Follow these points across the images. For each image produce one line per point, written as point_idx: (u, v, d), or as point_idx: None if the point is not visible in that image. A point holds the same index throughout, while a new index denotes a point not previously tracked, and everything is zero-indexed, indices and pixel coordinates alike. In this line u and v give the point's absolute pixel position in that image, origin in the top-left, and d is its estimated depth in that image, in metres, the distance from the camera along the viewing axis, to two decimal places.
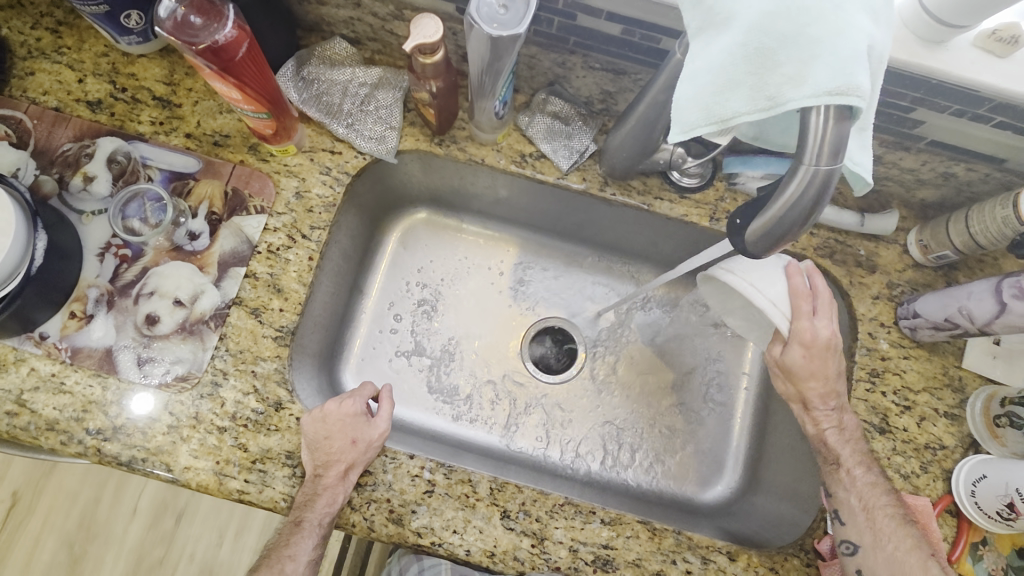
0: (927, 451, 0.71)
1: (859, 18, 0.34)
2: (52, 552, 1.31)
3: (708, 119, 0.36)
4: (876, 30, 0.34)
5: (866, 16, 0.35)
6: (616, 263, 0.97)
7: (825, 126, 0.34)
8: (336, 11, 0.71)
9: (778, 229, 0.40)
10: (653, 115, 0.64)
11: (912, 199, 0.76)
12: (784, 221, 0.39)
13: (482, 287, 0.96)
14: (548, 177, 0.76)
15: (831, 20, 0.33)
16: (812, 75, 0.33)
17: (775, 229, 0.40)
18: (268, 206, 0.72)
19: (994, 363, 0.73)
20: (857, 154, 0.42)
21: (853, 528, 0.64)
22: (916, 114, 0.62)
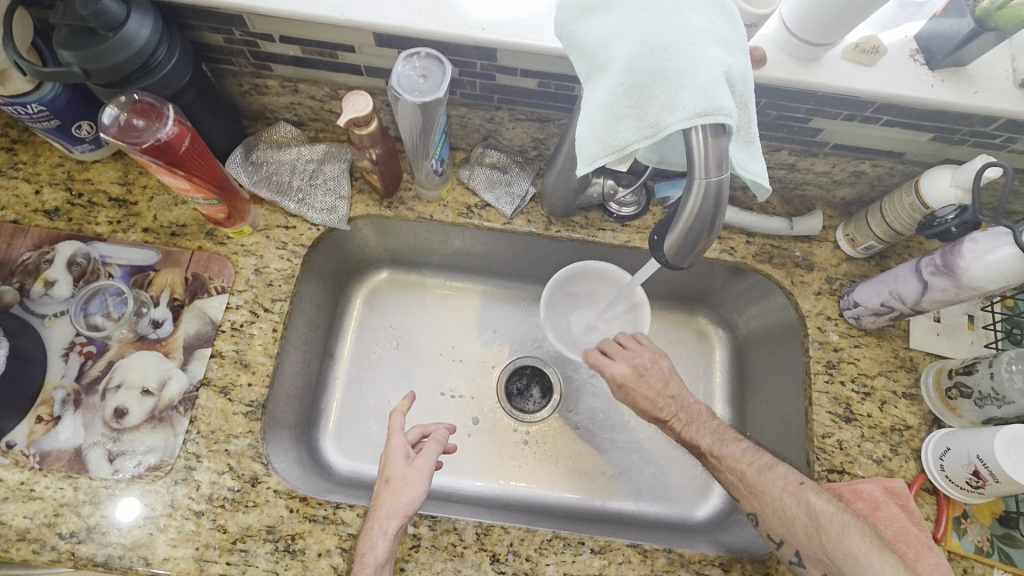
0: (894, 433, 0.73)
1: (712, 50, 0.39)
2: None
3: (606, 149, 0.41)
4: (727, 59, 0.40)
5: (720, 48, 0.41)
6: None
7: (705, 142, 0.39)
8: (277, 98, 0.77)
9: (689, 239, 0.43)
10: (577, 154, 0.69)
11: (834, 199, 0.82)
12: (693, 232, 0.43)
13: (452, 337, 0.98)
14: (495, 224, 0.80)
15: (687, 58, 0.39)
16: (681, 101, 0.38)
17: (686, 240, 0.43)
18: (228, 285, 0.75)
19: (938, 339, 0.77)
20: (750, 164, 0.44)
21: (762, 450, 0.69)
22: (813, 124, 0.68)
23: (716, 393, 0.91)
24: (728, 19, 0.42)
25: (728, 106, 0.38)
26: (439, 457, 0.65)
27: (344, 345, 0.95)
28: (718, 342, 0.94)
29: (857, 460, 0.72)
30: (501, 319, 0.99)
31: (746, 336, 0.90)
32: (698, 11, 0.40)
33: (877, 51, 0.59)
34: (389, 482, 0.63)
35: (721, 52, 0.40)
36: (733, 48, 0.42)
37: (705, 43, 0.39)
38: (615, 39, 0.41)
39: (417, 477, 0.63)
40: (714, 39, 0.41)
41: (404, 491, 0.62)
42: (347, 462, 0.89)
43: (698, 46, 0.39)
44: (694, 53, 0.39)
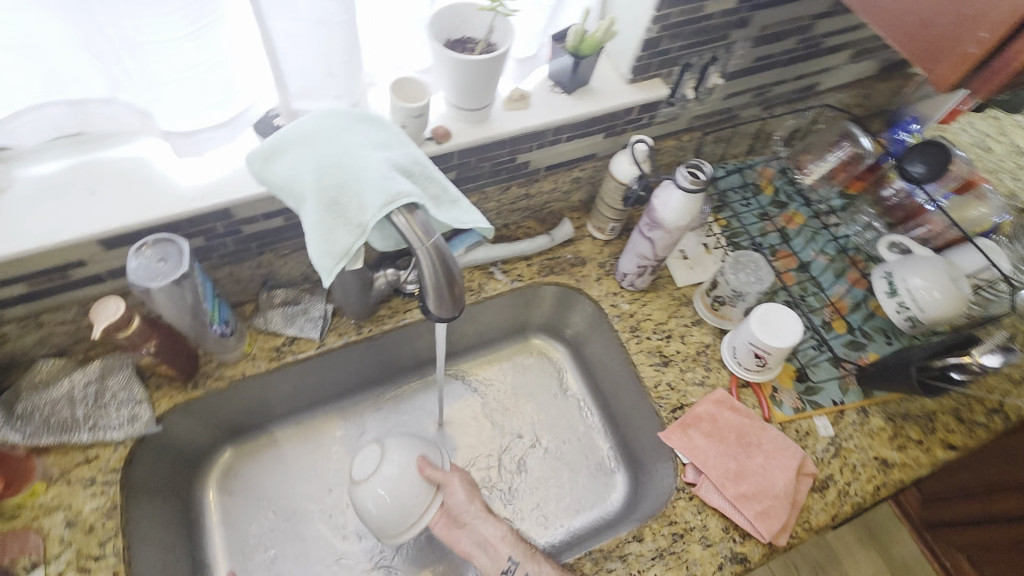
0: (701, 355, 0.88)
1: (373, 152, 0.49)
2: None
3: (334, 258, 0.47)
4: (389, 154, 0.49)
5: (381, 147, 0.50)
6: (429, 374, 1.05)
7: (407, 220, 0.48)
8: (22, 340, 0.71)
9: (444, 290, 0.52)
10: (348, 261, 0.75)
11: (574, 204, 0.99)
12: (441, 285, 0.52)
13: (330, 470, 0.96)
14: (309, 352, 0.82)
15: (359, 167, 0.47)
16: (369, 199, 0.46)
17: (440, 293, 0.53)
18: (41, 556, 0.66)
19: (693, 270, 0.96)
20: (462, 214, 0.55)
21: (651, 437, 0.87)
22: (519, 159, 0.84)
23: (577, 391, 1.06)
24: (378, 123, 0.52)
25: (407, 188, 0.48)
26: None
27: (219, 541, 0.87)
28: (558, 350, 1.09)
29: (687, 390, 0.85)
30: (368, 430, 1.00)
31: (575, 335, 1.06)
32: (355, 129, 0.50)
33: (523, 99, 0.75)
34: None
35: (385, 152, 0.50)
36: (393, 143, 0.52)
37: (368, 151, 0.49)
38: (298, 171, 0.48)
39: None
40: (373, 142, 0.50)
41: None
42: None
43: (363, 154, 0.48)
44: (361, 162, 0.48)
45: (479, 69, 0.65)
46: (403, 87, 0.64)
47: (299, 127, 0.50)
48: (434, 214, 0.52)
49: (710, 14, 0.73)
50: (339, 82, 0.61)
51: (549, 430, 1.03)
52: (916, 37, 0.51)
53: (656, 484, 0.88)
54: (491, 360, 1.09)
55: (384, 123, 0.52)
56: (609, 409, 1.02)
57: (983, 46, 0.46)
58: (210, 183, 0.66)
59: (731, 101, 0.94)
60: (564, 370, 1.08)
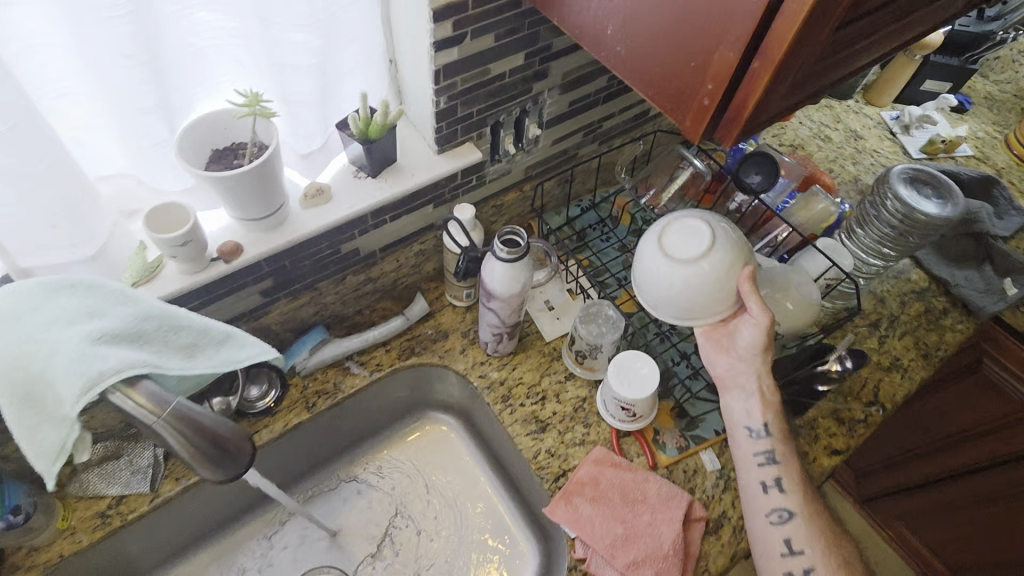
0: (579, 412, 0.84)
1: (65, 331, 0.43)
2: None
3: (50, 457, 0.43)
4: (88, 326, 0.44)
5: (80, 318, 0.44)
6: (312, 481, 0.96)
7: (127, 398, 0.43)
8: None
9: (210, 452, 0.46)
10: None
11: (427, 274, 0.94)
12: (206, 447, 0.46)
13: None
14: (140, 509, 0.72)
15: (46, 355, 0.41)
16: (62, 393, 0.41)
17: (208, 455, 0.46)
18: None
19: (561, 320, 0.93)
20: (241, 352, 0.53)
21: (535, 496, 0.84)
22: (345, 248, 0.79)
23: (476, 463, 1.00)
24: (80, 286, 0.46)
25: (112, 367, 0.42)
26: None
27: None
28: (449, 422, 1.03)
29: (569, 454, 0.81)
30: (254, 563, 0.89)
31: (462, 404, 1.00)
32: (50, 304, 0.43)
33: (321, 193, 0.70)
34: None
35: (88, 327, 0.44)
36: (101, 308, 0.46)
37: (60, 333, 0.43)
38: None
39: None
40: (69, 315, 0.44)
41: None
42: None
43: (53, 339, 0.42)
44: (47, 347, 0.42)
45: (247, 178, 0.59)
46: (153, 218, 0.57)
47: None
48: (184, 371, 0.49)
49: (497, 75, 0.71)
50: (67, 232, 0.53)
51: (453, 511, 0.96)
52: (662, 90, 0.49)
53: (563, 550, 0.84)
54: (380, 449, 1.01)
55: (95, 284, 0.46)
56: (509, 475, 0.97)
57: (713, 96, 0.44)
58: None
59: (562, 144, 0.92)
60: (459, 442, 1.01)
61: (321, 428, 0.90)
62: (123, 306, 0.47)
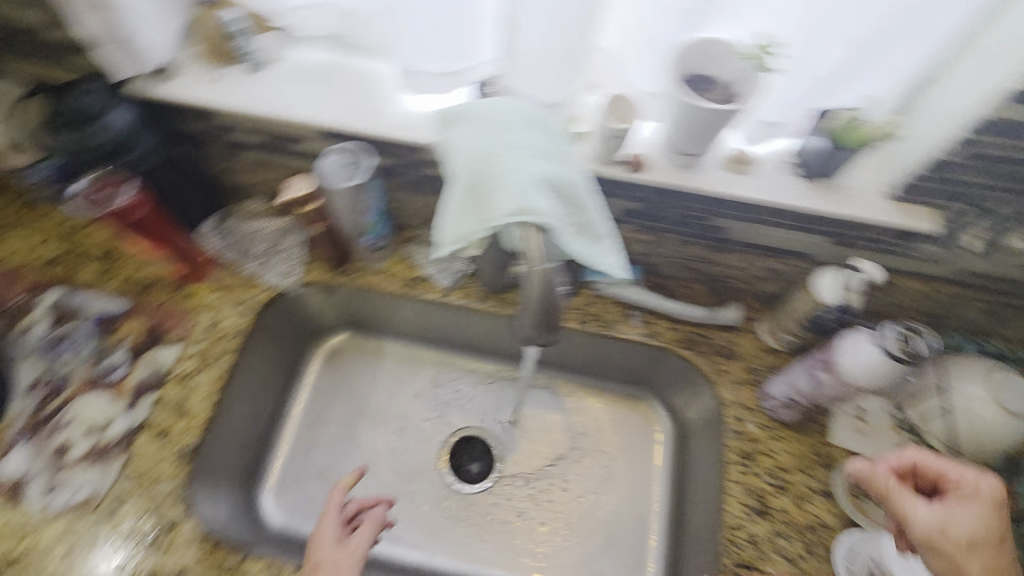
0: (810, 532, 0.73)
1: (525, 162, 0.54)
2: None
3: (456, 238, 0.56)
4: (539, 167, 0.54)
5: (535, 159, 0.55)
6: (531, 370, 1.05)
7: (526, 236, 0.51)
8: (249, 178, 0.87)
9: (545, 314, 0.51)
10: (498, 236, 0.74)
11: (758, 292, 0.86)
12: (547, 309, 0.51)
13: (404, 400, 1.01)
14: (432, 296, 0.86)
15: (503, 169, 0.53)
16: (495, 201, 0.52)
17: (544, 316, 0.51)
18: (185, 336, 0.83)
19: (861, 437, 0.77)
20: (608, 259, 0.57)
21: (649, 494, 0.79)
22: (719, 222, 0.75)
23: (657, 481, 0.94)
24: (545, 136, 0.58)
25: (533, 206, 0.51)
26: (373, 540, 0.69)
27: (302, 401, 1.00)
28: (664, 427, 0.97)
29: (769, 556, 0.71)
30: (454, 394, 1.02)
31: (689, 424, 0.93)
32: (521, 135, 0.56)
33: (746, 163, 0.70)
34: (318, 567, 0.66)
35: (536, 163, 0.54)
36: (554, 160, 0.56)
37: (520, 157, 0.54)
38: (462, 151, 0.57)
39: (348, 560, 0.67)
40: (532, 153, 0.55)
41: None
42: (281, 518, 0.91)
43: (512, 160, 0.54)
44: (509, 164, 0.53)
45: (707, 120, 0.62)
46: (610, 107, 0.67)
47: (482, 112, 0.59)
48: (569, 246, 0.54)
49: None
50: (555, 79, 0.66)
51: (607, 494, 0.94)
52: None
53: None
54: (590, 394, 1.02)
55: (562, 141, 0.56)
56: (679, 518, 0.88)
57: None
58: (428, 120, 0.74)
59: None
60: (658, 452, 0.95)
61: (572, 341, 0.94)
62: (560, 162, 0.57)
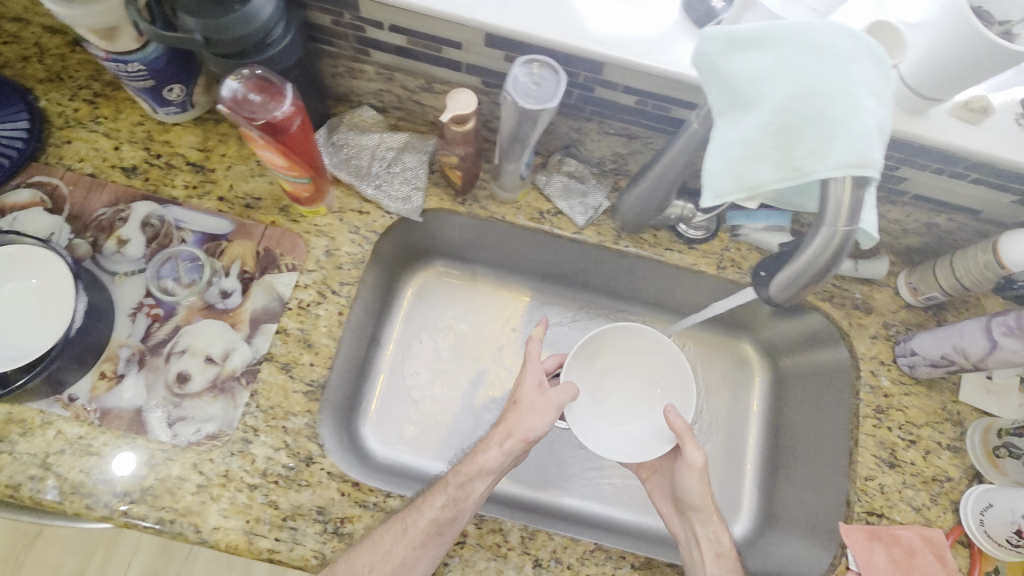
0: (934, 483, 0.75)
1: (864, 104, 0.38)
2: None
3: (739, 187, 0.41)
4: (882, 113, 0.38)
5: (873, 99, 0.39)
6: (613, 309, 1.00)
7: (843, 194, 0.39)
8: (367, 84, 0.76)
9: (803, 278, 0.44)
10: (671, 175, 0.69)
11: (899, 246, 0.83)
12: (806, 274, 0.44)
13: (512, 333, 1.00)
14: (565, 232, 0.80)
15: (852, 104, 0.38)
16: (833, 150, 0.38)
17: (797, 280, 0.45)
18: (299, 264, 0.75)
19: (988, 397, 0.77)
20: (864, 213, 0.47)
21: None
22: (900, 173, 0.69)
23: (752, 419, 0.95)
24: (880, 63, 0.40)
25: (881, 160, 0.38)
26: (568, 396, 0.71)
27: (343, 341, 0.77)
28: (757, 371, 0.97)
29: (897, 505, 0.74)
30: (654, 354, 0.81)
31: (788, 371, 0.94)
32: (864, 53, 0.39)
33: (984, 112, 0.59)
34: (518, 404, 0.71)
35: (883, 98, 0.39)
36: (885, 98, 0.40)
37: (868, 91, 0.38)
38: (770, 74, 0.40)
39: (544, 406, 0.70)
40: (869, 87, 0.39)
41: (530, 416, 0.70)
42: (383, 446, 0.91)
43: (861, 93, 0.38)
44: (858, 103, 0.38)
45: (1000, 57, 0.48)
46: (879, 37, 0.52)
47: (794, 22, 0.40)
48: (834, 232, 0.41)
49: None
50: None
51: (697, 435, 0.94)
52: None
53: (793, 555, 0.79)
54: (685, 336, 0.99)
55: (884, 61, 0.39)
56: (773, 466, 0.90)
57: None
58: (640, 31, 0.61)
59: None
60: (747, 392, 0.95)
61: (683, 285, 0.90)
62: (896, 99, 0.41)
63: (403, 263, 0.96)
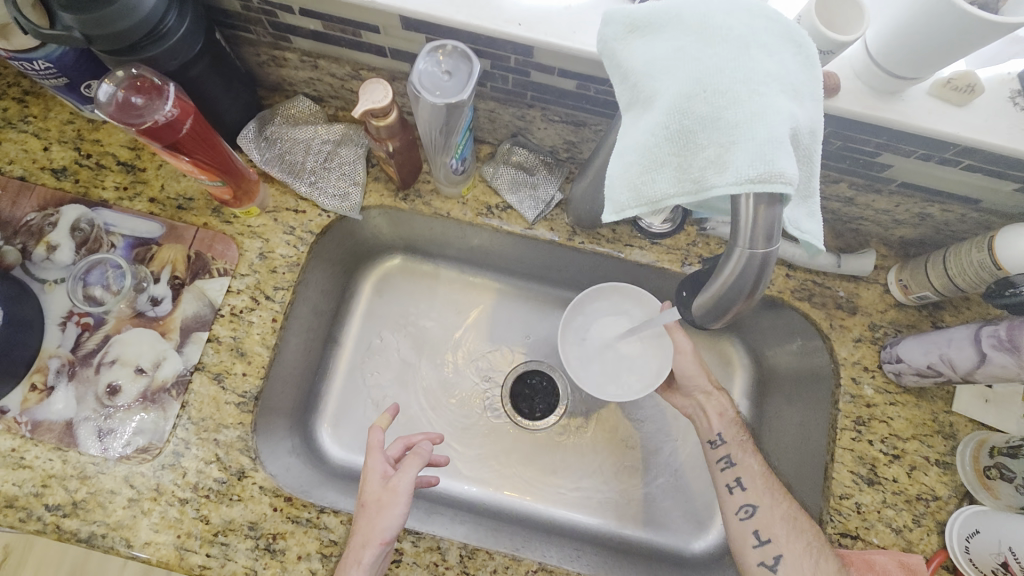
0: (920, 502, 0.68)
1: (776, 100, 0.37)
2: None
3: (638, 200, 0.41)
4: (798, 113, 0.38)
5: (785, 98, 0.38)
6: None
7: (755, 211, 0.37)
8: (296, 73, 0.71)
9: (722, 303, 0.41)
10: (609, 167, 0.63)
11: (890, 237, 0.74)
12: (727, 298, 0.41)
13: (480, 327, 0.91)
14: (515, 228, 0.74)
15: (751, 105, 0.37)
16: (733, 161, 0.36)
17: (719, 304, 0.42)
18: (232, 268, 0.72)
19: (987, 408, 0.69)
20: (806, 222, 0.41)
21: (755, 492, 0.67)
22: (882, 159, 0.61)
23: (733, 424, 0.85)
24: (805, 62, 0.41)
25: (790, 172, 0.36)
26: (418, 473, 0.61)
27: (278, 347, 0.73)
28: (742, 371, 0.86)
29: (875, 526, 0.67)
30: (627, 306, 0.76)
31: (772, 372, 0.83)
32: (769, 51, 0.39)
33: (973, 90, 0.53)
34: (364, 506, 0.60)
35: (789, 101, 0.38)
36: (804, 95, 0.40)
37: (772, 91, 0.38)
38: (666, 74, 0.40)
39: (392, 500, 0.59)
40: (783, 87, 0.38)
41: (380, 517, 0.59)
42: (341, 451, 0.84)
43: (764, 93, 0.37)
44: (764, 102, 0.37)
45: (962, 28, 0.43)
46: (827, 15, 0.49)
47: (697, 9, 0.41)
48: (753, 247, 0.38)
49: None
50: None
51: (669, 440, 0.88)
52: None
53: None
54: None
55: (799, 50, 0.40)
56: None
57: None
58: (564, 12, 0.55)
59: None
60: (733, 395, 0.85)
61: (650, 278, 0.81)
62: (811, 104, 0.40)
63: (354, 252, 0.88)
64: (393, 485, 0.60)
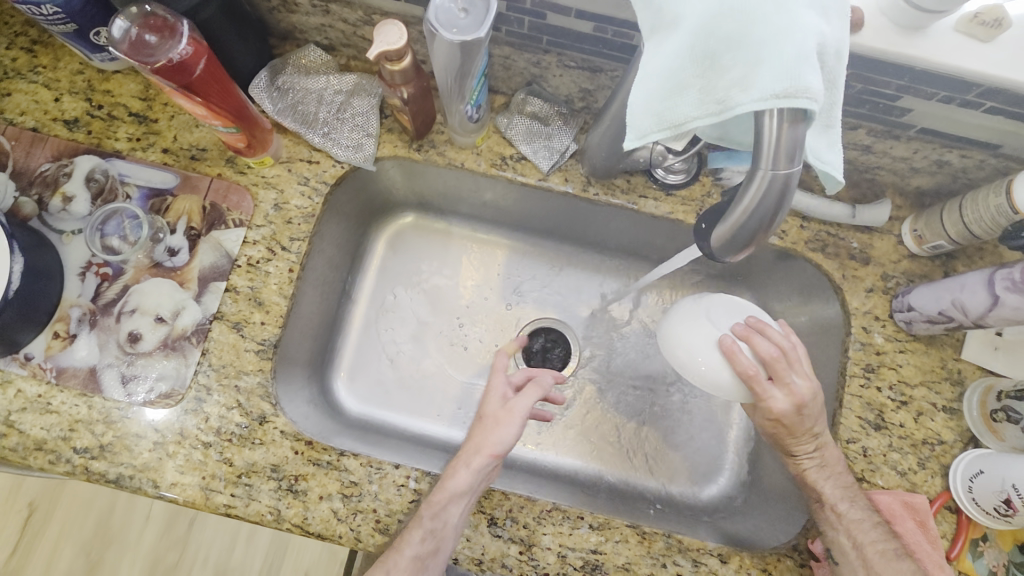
0: (925, 447, 0.69)
1: (804, 16, 0.38)
2: (69, 562, 1.30)
3: (661, 124, 0.40)
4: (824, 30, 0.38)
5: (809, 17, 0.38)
6: (595, 261, 0.94)
7: (778, 128, 0.37)
8: (307, 19, 0.70)
9: (743, 230, 0.42)
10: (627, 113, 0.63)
11: (905, 187, 0.74)
12: (747, 227, 0.41)
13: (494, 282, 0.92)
14: (529, 179, 0.74)
15: (777, 21, 0.37)
16: (758, 79, 0.36)
17: (741, 231, 0.42)
18: (247, 219, 0.72)
19: (996, 355, 0.70)
20: (826, 151, 0.42)
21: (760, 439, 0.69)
22: (902, 102, 0.60)
23: None
24: None
25: (814, 88, 0.36)
26: (536, 402, 0.64)
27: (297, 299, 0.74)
28: None
29: (880, 469, 0.69)
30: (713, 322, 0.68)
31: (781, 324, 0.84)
32: None
33: (1000, 25, 0.52)
34: (483, 419, 0.64)
35: (816, 17, 0.38)
36: (832, 15, 0.40)
37: (800, 7, 0.38)
38: None
39: (508, 419, 0.63)
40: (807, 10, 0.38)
41: (496, 430, 0.63)
42: (357, 403, 0.86)
43: (790, 9, 0.38)
44: (793, 19, 0.37)
45: None
46: None
47: None
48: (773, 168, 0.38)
49: None
50: None
51: (678, 392, 0.90)
52: None
53: (753, 526, 0.77)
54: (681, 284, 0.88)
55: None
56: None
57: None
58: None
59: None
60: None
61: (664, 230, 0.81)
62: (839, 24, 0.40)
63: (367, 206, 0.88)
64: (513, 406, 0.64)
